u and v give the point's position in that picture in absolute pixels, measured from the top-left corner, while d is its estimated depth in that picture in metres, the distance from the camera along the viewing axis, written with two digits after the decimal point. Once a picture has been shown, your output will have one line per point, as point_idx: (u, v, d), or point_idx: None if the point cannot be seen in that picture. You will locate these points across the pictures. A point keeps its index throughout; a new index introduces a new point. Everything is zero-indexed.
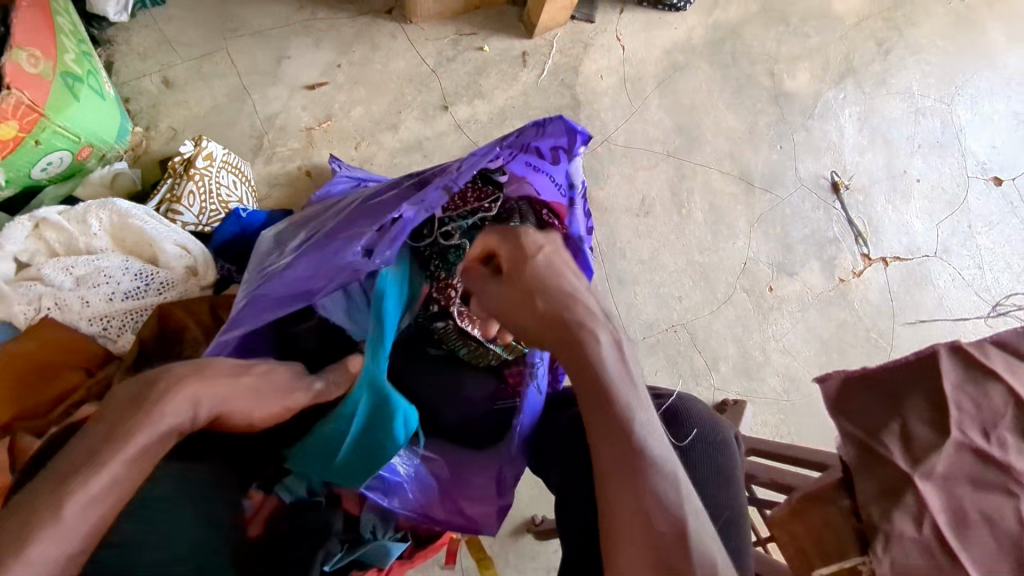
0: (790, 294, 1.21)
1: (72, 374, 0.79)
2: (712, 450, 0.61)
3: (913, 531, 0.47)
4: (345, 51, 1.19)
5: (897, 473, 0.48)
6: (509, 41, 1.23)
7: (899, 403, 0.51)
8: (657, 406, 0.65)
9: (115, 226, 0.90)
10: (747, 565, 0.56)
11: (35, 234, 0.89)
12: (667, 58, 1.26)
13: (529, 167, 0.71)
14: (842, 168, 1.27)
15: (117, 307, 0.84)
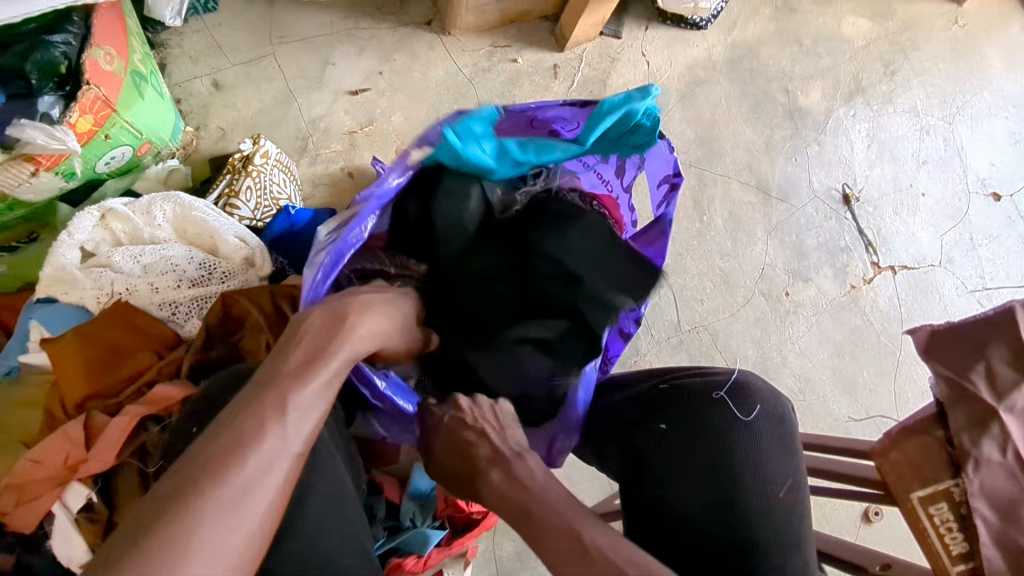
0: (805, 299, 1.27)
1: (143, 355, 0.84)
2: (775, 424, 0.74)
3: (998, 456, 0.55)
4: (386, 59, 1.24)
5: (984, 405, 0.56)
6: (540, 54, 1.29)
7: (984, 348, 0.57)
8: (726, 380, 0.76)
9: (178, 218, 0.94)
10: (804, 526, 0.71)
11: (101, 223, 0.93)
12: (689, 73, 1.33)
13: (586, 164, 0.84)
14: (852, 181, 1.34)
15: (184, 293, 0.88)
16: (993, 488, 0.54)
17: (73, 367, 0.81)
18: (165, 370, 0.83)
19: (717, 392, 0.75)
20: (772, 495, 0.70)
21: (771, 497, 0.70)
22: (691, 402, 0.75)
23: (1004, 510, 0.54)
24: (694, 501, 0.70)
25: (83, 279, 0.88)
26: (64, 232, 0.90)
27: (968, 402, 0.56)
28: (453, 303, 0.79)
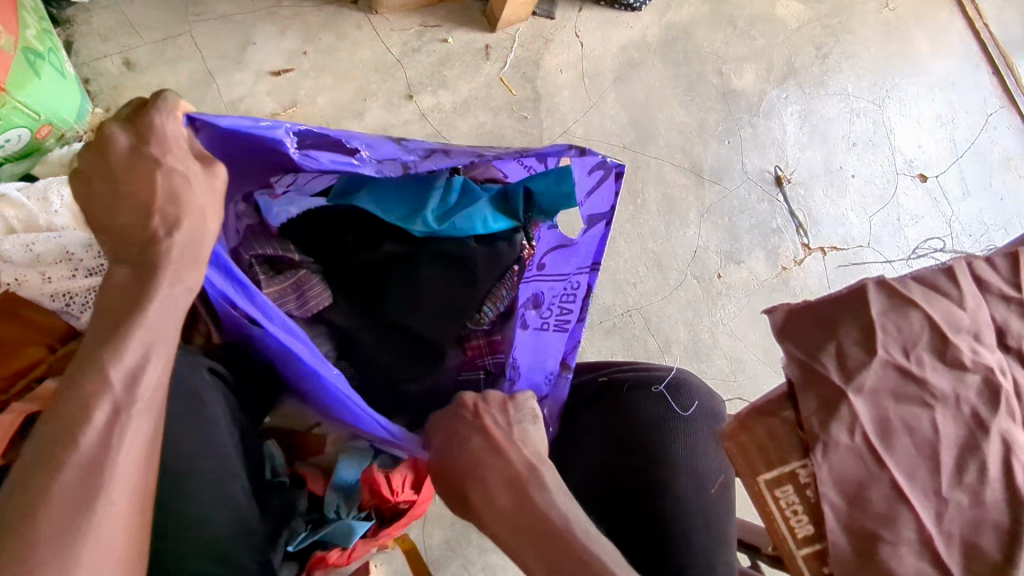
0: (737, 281, 1.29)
1: (34, 349, 0.78)
2: (708, 420, 0.76)
3: (847, 439, 0.55)
4: (310, 39, 1.20)
5: (832, 388, 0.56)
6: (472, 34, 1.26)
7: (835, 329, 0.58)
8: (664, 380, 0.77)
9: (76, 203, 0.90)
10: (730, 523, 0.72)
11: None
12: (623, 55, 1.32)
13: (499, 152, 0.76)
14: (784, 163, 1.35)
15: (79, 283, 0.82)
16: (842, 470, 0.55)
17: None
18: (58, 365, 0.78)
19: (656, 386, 0.76)
20: (705, 490, 0.71)
21: (704, 493, 0.71)
22: (625, 392, 0.76)
23: (849, 492, 0.55)
24: (637, 508, 0.70)
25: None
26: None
27: (818, 385, 0.56)
28: (350, 304, 0.74)
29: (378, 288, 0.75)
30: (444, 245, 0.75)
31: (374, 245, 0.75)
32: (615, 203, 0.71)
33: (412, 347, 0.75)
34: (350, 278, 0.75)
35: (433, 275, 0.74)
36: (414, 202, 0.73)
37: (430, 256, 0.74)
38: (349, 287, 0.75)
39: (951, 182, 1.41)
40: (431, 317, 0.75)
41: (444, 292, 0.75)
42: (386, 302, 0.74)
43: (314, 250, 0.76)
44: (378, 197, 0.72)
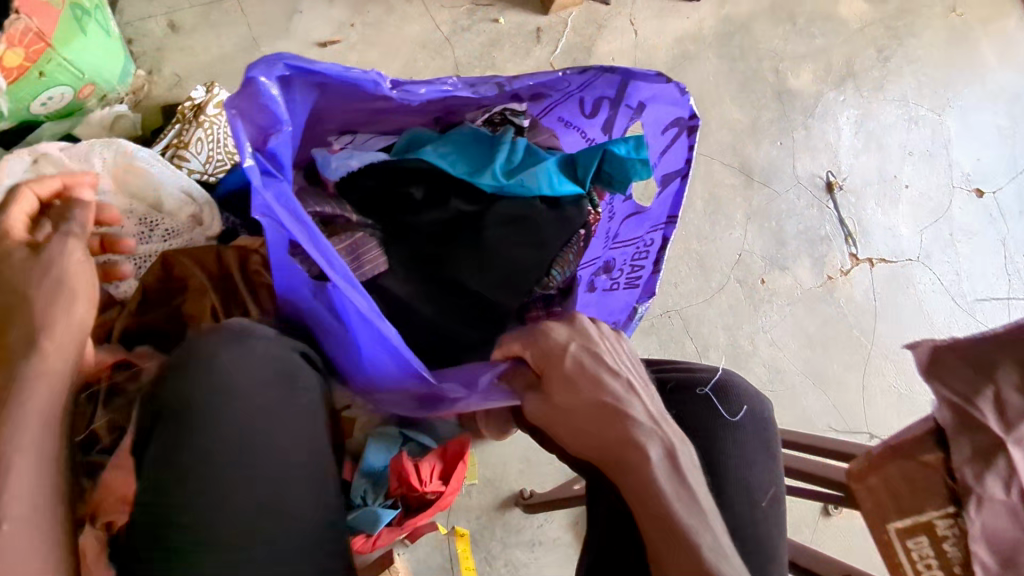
0: (780, 287, 1.25)
1: None
2: (758, 426, 0.72)
3: (1001, 494, 0.52)
4: (359, 11, 1.17)
5: (991, 439, 0.53)
6: (524, 16, 1.22)
7: (989, 371, 0.54)
8: (710, 382, 0.73)
9: (118, 168, 0.87)
10: (782, 539, 0.69)
11: (33, 168, 0.85)
12: (678, 46, 1.27)
13: (561, 122, 0.79)
14: (837, 169, 1.31)
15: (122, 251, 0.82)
16: (996, 530, 0.52)
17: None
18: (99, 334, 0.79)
19: (701, 388, 0.73)
20: (756, 504, 0.68)
21: (755, 507, 0.68)
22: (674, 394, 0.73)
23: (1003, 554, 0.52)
24: None
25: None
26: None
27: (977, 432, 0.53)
28: (410, 266, 0.73)
29: (441, 245, 0.73)
30: (510, 204, 0.73)
31: (441, 203, 0.73)
32: (689, 157, 0.71)
33: (472, 309, 0.73)
34: (413, 239, 0.73)
35: (497, 233, 0.72)
36: (478, 153, 0.74)
37: (496, 215, 0.72)
38: (411, 248, 0.73)
39: (1008, 198, 1.36)
40: (495, 278, 0.72)
41: (510, 251, 0.72)
42: (449, 262, 0.72)
43: (376, 208, 0.74)
44: (444, 152, 0.73)
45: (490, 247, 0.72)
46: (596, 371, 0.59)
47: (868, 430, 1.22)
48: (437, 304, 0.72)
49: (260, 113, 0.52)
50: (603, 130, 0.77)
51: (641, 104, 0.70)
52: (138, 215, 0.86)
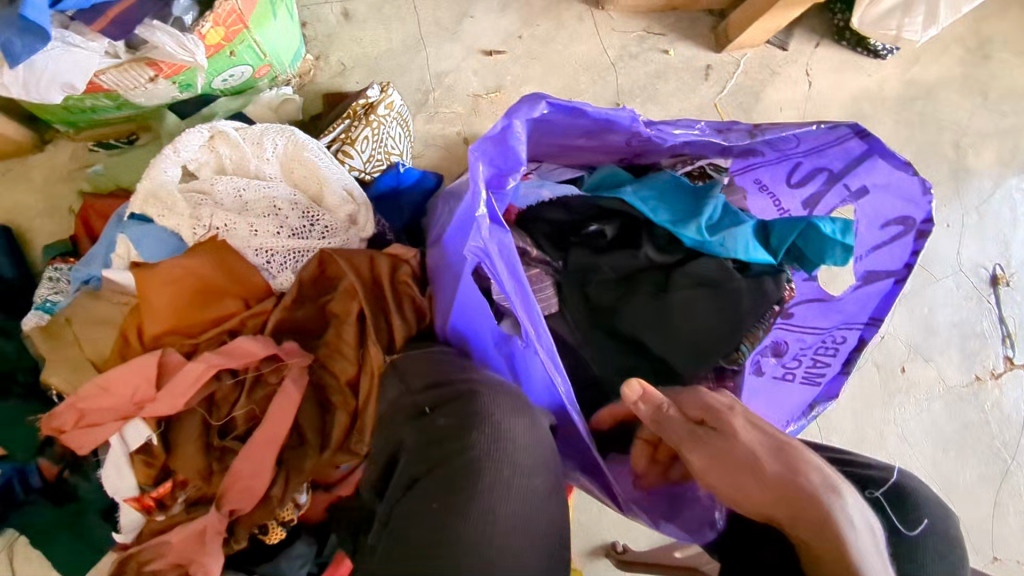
0: (921, 380, 1.15)
1: (232, 302, 0.80)
2: (943, 544, 0.64)
3: None
4: (529, 23, 1.13)
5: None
6: (695, 50, 1.16)
7: None
8: (883, 484, 0.68)
9: (288, 155, 0.86)
10: None
11: (209, 144, 0.86)
12: (853, 105, 1.18)
13: (756, 184, 0.75)
14: (1006, 262, 1.19)
15: (283, 243, 0.82)
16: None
17: (157, 300, 0.77)
18: (251, 323, 0.79)
19: (870, 490, 0.67)
20: None
21: None
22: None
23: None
24: None
25: (183, 204, 0.81)
26: (170, 147, 0.83)
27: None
28: (582, 307, 0.71)
29: (623, 294, 0.70)
30: (701, 265, 0.69)
31: (632, 249, 0.71)
32: (912, 262, 0.67)
33: (642, 361, 0.71)
34: (591, 282, 0.71)
35: (683, 294, 0.68)
36: (680, 201, 0.70)
37: (685, 276, 0.69)
38: (587, 290, 0.71)
39: None
40: (675, 338, 0.68)
41: (693, 313, 0.67)
42: (626, 312, 0.70)
43: (560, 242, 0.73)
44: (644, 196, 0.70)
45: (673, 308, 0.68)
46: (764, 430, 0.56)
47: (994, 552, 1.12)
48: (607, 351, 0.71)
49: (501, 157, 0.58)
50: (802, 203, 0.73)
51: (864, 189, 0.67)
52: (299, 206, 0.84)
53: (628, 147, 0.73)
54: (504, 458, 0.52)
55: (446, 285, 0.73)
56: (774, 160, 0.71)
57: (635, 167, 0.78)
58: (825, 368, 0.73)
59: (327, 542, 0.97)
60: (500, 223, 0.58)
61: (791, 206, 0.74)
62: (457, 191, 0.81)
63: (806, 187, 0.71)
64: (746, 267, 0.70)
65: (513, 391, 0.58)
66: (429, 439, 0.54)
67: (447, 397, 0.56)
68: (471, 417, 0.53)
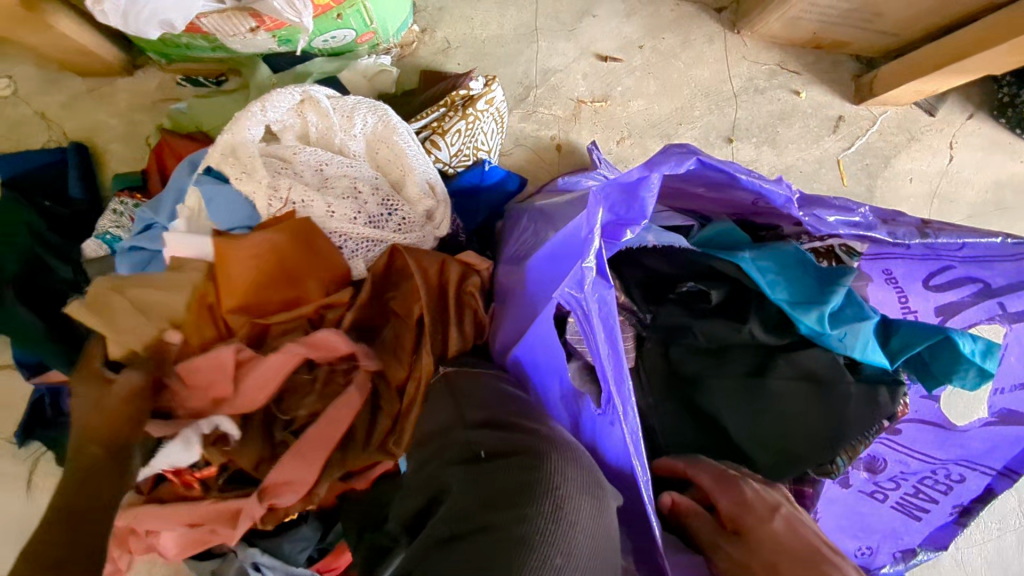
0: (1000, 509, 1.03)
1: (313, 288, 0.75)
2: None
3: None
4: (654, 34, 1.04)
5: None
6: (829, 98, 1.05)
7: None
8: None
9: (375, 134, 0.81)
10: None
11: (297, 109, 0.81)
12: (994, 191, 1.05)
13: (885, 276, 0.64)
14: None
15: (358, 230, 0.77)
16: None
17: (232, 268, 0.71)
18: (328, 316, 0.74)
19: None
20: None
21: None
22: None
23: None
24: None
25: (262, 169, 0.75)
26: (258, 104, 0.77)
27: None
28: (661, 371, 0.64)
29: (712, 368, 0.62)
30: (810, 356, 0.59)
31: (733, 320, 0.61)
32: None
33: (715, 443, 0.63)
34: (676, 345, 0.63)
35: (783, 388, 0.59)
36: (808, 281, 0.59)
37: (789, 368, 0.59)
38: (670, 352, 0.64)
39: None
40: (760, 430, 0.60)
41: (787, 407, 0.59)
42: (708, 389, 0.61)
43: (653, 292, 0.66)
44: (765, 266, 0.59)
45: (766, 399, 0.59)
46: (806, 532, 0.51)
47: None
48: (675, 422, 0.64)
49: (625, 207, 0.51)
50: (938, 310, 0.62)
51: (1022, 314, 0.57)
52: (378, 192, 0.79)
53: (753, 205, 0.63)
54: (561, 542, 0.44)
55: (519, 311, 0.66)
56: (919, 256, 0.61)
57: (748, 225, 0.69)
58: (927, 501, 0.64)
59: (332, 530, 0.92)
60: (607, 277, 0.51)
61: (924, 310, 0.63)
62: (547, 212, 0.74)
63: (946, 294, 0.61)
64: (857, 367, 0.61)
65: (587, 466, 0.51)
66: (475, 485, 0.49)
67: (508, 449, 0.51)
68: (532, 484, 0.47)
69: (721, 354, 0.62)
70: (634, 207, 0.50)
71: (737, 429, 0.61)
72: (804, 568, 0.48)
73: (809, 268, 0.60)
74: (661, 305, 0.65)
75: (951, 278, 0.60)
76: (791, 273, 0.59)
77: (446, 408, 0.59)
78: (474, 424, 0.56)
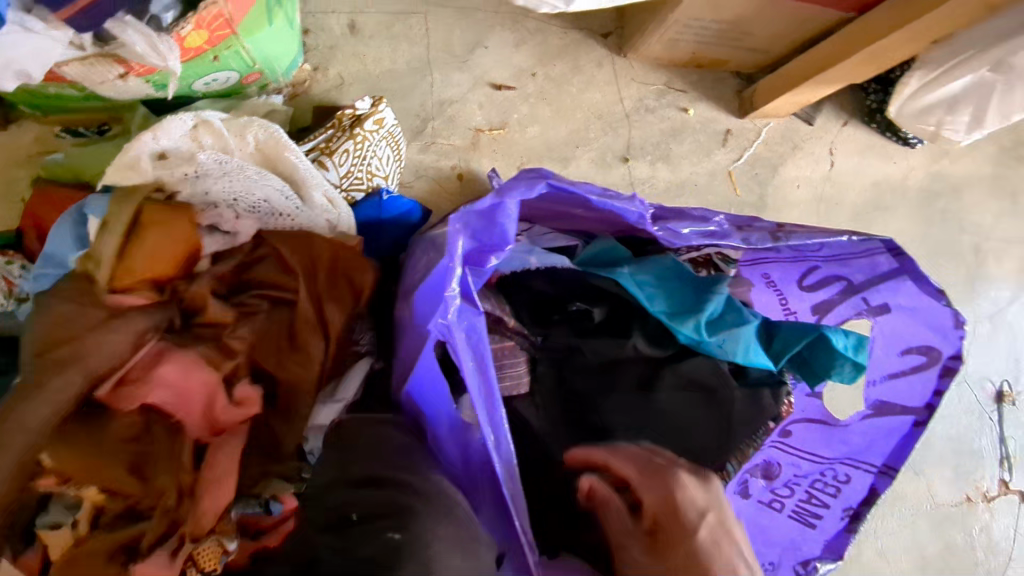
0: (908, 494, 1.08)
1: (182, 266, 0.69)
2: None
3: None
4: (544, 61, 1.07)
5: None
6: (716, 113, 1.09)
7: None
8: None
9: (269, 148, 0.75)
10: None
11: (192, 135, 0.71)
12: (873, 192, 1.12)
13: (764, 280, 0.67)
14: (1014, 379, 1.12)
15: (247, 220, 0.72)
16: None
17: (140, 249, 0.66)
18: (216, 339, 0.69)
19: None
20: None
21: None
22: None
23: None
24: None
25: (148, 164, 0.67)
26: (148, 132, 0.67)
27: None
28: (554, 392, 0.63)
29: (605, 385, 0.62)
30: (697, 365, 0.61)
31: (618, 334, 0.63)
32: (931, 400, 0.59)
33: None
34: (568, 365, 0.63)
35: (672, 398, 0.60)
36: (684, 290, 0.60)
37: (675, 379, 0.61)
38: (563, 373, 0.63)
39: None
40: (654, 442, 0.60)
41: (682, 418, 0.60)
42: (601, 407, 0.62)
43: (542, 314, 0.65)
44: (644, 281, 0.60)
45: (656, 410, 0.60)
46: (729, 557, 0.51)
47: None
48: (570, 442, 0.62)
49: (487, 234, 0.51)
50: (812, 309, 0.65)
51: (884, 307, 0.60)
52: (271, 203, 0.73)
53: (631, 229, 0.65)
54: None
55: (409, 347, 0.65)
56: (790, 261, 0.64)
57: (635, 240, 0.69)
58: (819, 507, 0.64)
59: None
60: (474, 304, 0.50)
61: (800, 310, 0.66)
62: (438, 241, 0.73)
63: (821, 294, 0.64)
64: (743, 372, 0.63)
65: (464, 519, 0.52)
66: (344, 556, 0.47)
67: (384, 509, 0.50)
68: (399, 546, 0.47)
69: (612, 371, 0.62)
70: (491, 234, 0.50)
71: (633, 444, 0.60)
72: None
73: (682, 279, 0.61)
74: (550, 326, 0.64)
75: (818, 277, 0.63)
76: (668, 283, 0.61)
77: (330, 462, 0.56)
78: (356, 482, 0.53)
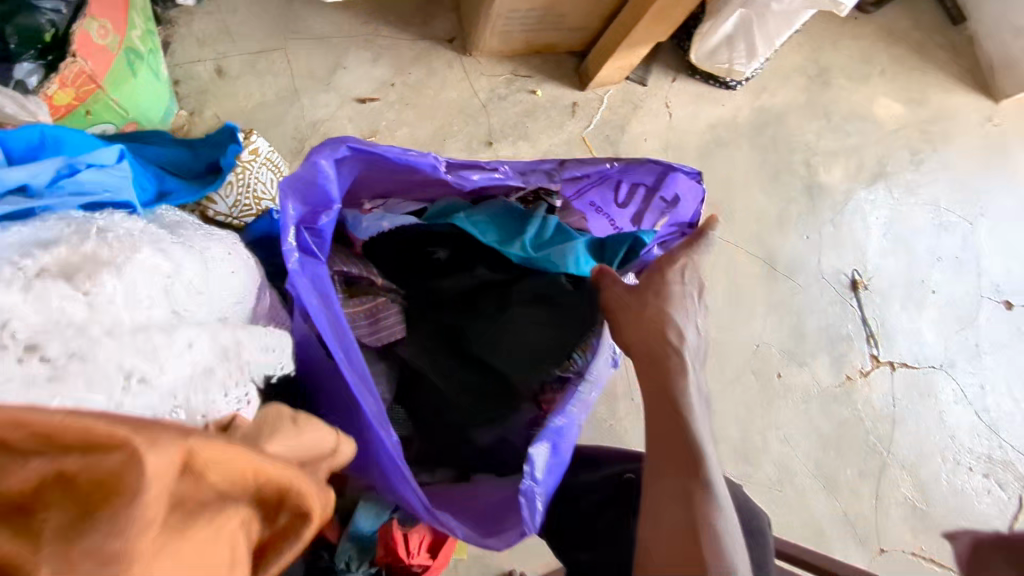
0: (796, 384, 1.22)
1: None
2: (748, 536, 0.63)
3: None
4: (401, 71, 1.19)
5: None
6: (561, 90, 1.24)
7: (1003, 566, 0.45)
8: None
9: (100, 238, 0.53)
10: None
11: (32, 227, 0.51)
12: (710, 132, 1.28)
13: (590, 207, 0.78)
14: (862, 268, 1.29)
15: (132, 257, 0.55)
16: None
17: None
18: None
19: None
20: None
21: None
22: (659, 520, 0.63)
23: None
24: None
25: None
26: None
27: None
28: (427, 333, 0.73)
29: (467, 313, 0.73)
30: (537, 280, 0.72)
31: (468, 269, 0.74)
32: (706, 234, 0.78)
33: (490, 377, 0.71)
34: (435, 306, 0.74)
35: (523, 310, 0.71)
36: (511, 225, 0.73)
37: (522, 297, 0.72)
38: (432, 313, 0.73)
39: None
40: (515, 350, 0.70)
41: (531, 330, 0.70)
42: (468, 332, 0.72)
43: (405, 273, 0.75)
44: (477, 220, 0.72)
45: (511, 322, 0.71)
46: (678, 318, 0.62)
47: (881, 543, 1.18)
48: (448, 368, 0.72)
49: (312, 195, 0.62)
50: (631, 220, 0.77)
51: (675, 199, 0.76)
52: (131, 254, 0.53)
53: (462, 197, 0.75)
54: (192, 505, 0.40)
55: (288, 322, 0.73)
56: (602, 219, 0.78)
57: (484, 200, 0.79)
58: None
59: None
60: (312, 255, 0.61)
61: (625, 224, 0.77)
62: None
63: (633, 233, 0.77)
64: (579, 281, 0.73)
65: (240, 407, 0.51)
66: None
67: None
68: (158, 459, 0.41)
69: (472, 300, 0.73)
70: (313, 193, 0.62)
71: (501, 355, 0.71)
72: (655, 361, 0.60)
73: (507, 217, 0.73)
74: (414, 279, 0.75)
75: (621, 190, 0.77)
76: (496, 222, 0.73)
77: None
78: None
